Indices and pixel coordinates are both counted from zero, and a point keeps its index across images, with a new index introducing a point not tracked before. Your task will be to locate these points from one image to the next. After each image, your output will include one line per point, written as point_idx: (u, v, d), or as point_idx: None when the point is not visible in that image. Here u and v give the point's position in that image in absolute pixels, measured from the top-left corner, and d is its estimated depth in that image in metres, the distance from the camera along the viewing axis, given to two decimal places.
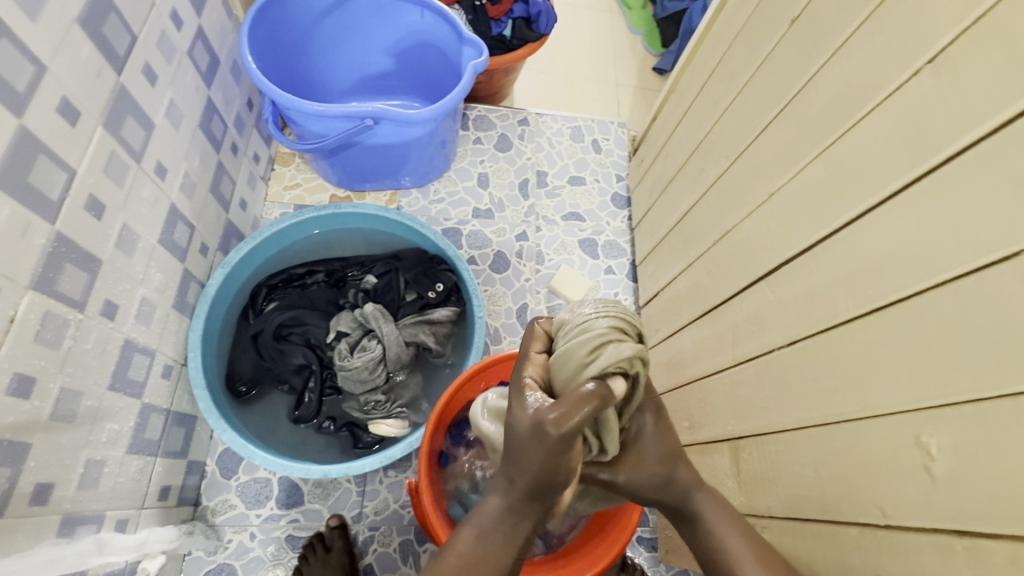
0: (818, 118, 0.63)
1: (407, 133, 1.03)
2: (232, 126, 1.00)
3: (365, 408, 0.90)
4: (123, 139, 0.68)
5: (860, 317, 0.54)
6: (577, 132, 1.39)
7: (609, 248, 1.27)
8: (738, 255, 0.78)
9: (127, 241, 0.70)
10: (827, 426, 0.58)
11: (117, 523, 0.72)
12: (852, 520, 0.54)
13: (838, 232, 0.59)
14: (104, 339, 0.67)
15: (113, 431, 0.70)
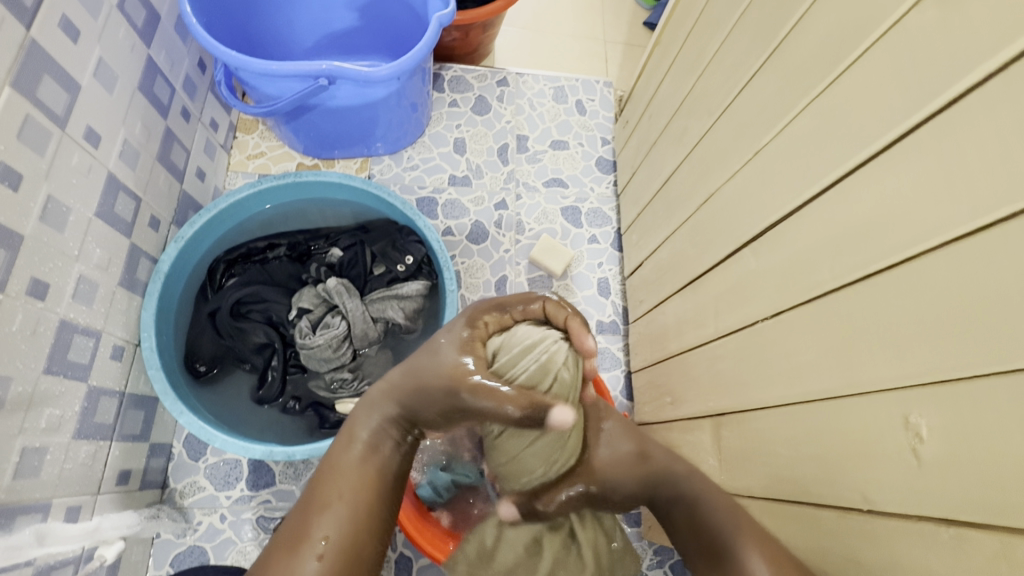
0: (806, 64, 0.56)
1: (369, 94, 0.95)
2: (181, 89, 0.93)
3: (331, 387, 0.88)
4: (41, 101, 0.62)
5: (847, 286, 0.49)
6: (560, 93, 1.31)
7: (594, 216, 1.21)
8: (721, 220, 0.72)
9: (55, 214, 0.65)
10: (808, 404, 0.53)
11: (68, 511, 0.69)
12: (832, 504, 0.50)
13: (825, 191, 0.53)
14: (34, 320, 0.62)
15: (54, 417, 0.66)
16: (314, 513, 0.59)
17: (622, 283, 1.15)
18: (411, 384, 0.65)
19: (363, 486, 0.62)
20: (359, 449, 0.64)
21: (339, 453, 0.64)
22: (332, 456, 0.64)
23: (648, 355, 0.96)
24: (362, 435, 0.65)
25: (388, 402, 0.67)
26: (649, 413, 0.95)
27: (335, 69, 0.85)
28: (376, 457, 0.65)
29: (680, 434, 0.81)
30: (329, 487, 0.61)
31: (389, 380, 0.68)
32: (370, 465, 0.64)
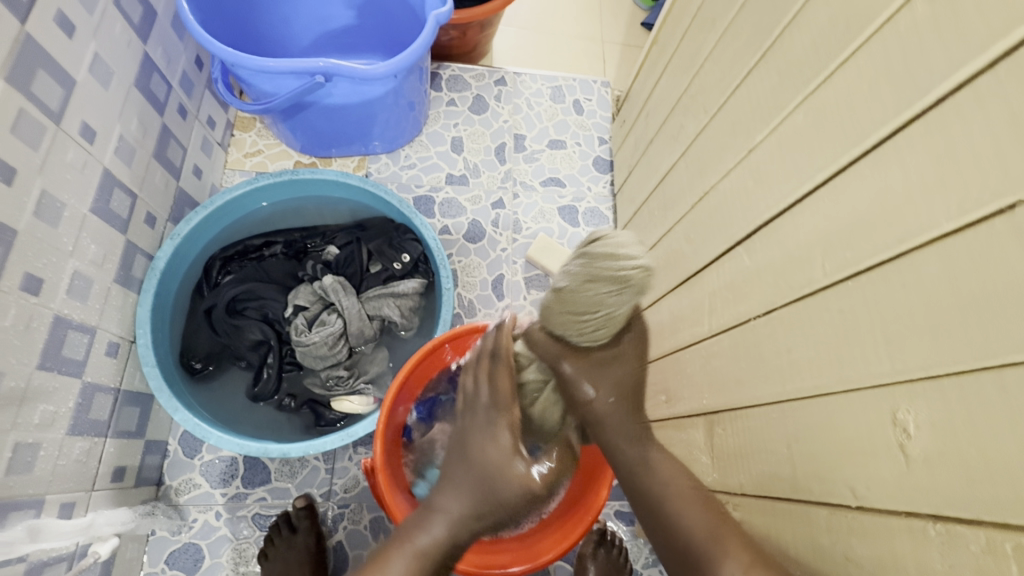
0: (801, 62, 0.56)
1: (366, 92, 0.95)
2: (178, 86, 0.93)
3: (327, 384, 0.87)
4: (35, 96, 0.62)
5: (838, 283, 0.49)
6: (558, 92, 1.31)
7: (590, 215, 1.21)
8: (716, 218, 0.72)
9: (50, 209, 0.65)
10: (801, 401, 0.54)
11: (62, 507, 0.69)
12: (823, 500, 0.50)
13: (818, 189, 0.53)
14: (28, 315, 0.62)
15: (47, 412, 0.66)
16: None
17: None
18: (475, 496, 0.57)
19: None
20: (423, 556, 0.55)
21: (392, 569, 0.53)
22: (382, 571, 0.53)
23: None
24: (431, 539, 0.55)
25: (451, 514, 0.57)
26: None
27: (332, 66, 0.85)
28: (431, 543, 0.55)
29: (674, 432, 0.81)
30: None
31: (454, 486, 0.58)
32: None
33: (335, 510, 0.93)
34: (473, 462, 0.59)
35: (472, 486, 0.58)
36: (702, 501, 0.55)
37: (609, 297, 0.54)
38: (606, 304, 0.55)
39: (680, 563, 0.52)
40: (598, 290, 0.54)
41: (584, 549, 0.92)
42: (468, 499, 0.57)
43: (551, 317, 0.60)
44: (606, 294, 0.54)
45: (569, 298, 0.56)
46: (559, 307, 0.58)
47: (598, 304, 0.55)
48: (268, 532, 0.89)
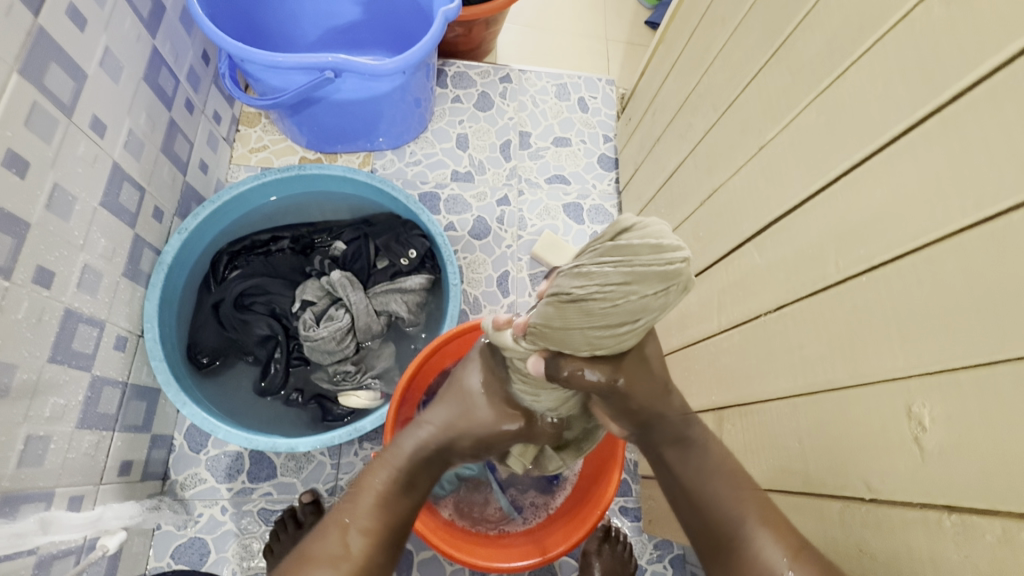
0: (814, 61, 0.57)
1: (374, 88, 0.95)
2: (185, 81, 0.93)
3: (334, 379, 0.88)
4: (48, 89, 0.62)
5: (851, 279, 0.50)
6: (563, 90, 1.31)
7: (595, 213, 1.21)
8: (726, 215, 0.73)
9: (61, 203, 0.65)
10: (812, 396, 0.54)
11: (71, 500, 0.69)
12: (835, 494, 0.51)
13: (831, 186, 0.53)
14: (40, 308, 0.62)
15: (58, 405, 0.66)
16: (336, 531, 0.55)
17: None
18: (452, 417, 0.62)
19: (389, 507, 0.58)
20: (393, 473, 0.59)
21: (376, 471, 0.60)
22: (368, 475, 0.60)
23: None
24: (403, 459, 0.60)
25: (435, 424, 0.62)
26: None
27: (341, 61, 0.85)
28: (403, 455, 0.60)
29: None
30: (359, 506, 0.57)
31: (439, 404, 0.64)
32: (408, 490, 0.59)
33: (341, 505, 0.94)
34: (456, 385, 0.64)
35: (453, 403, 0.63)
36: (754, 492, 0.54)
37: (653, 299, 0.39)
38: (648, 309, 0.41)
39: (709, 538, 0.54)
40: (641, 293, 0.39)
41: (590, 546, 0.92)
42: (449, 416, 0.62)
43: (572, 339, 0.45)
44: (649, 297, 0.39)
45: (601, 312, 0.41)
46: (588, 324, 0.43)
47: (644, 308, 0.40)
48: (273, 526, 0.89)
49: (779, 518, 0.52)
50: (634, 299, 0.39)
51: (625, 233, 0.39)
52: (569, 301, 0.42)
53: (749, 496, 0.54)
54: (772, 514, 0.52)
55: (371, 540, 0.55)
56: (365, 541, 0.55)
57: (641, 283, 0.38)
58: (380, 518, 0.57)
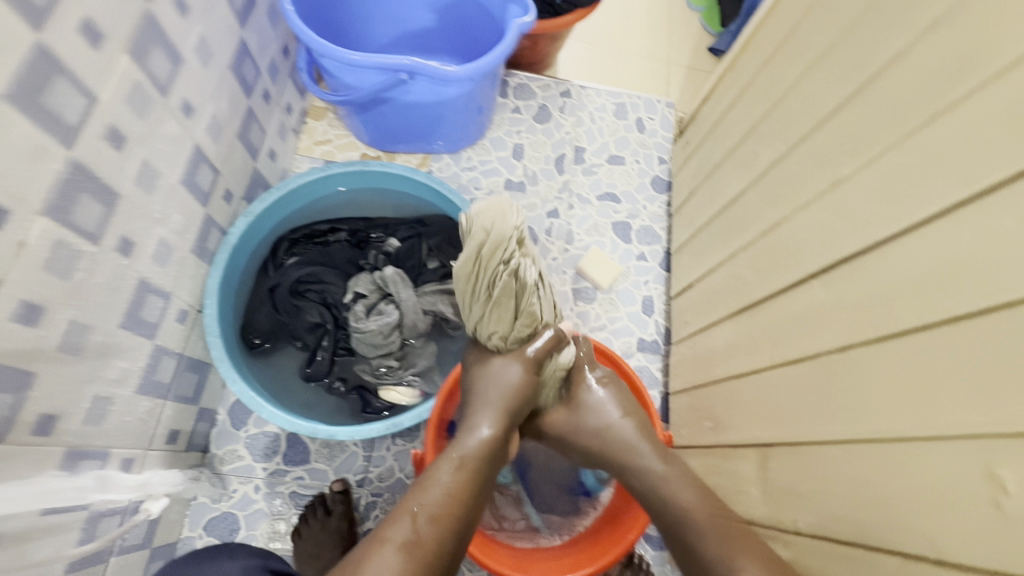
0: (903, 100, 0.56)
1: (442, 93, 0.97)
2: (266, 72, 0.97)
3: (377, 372, 0.89)
4: (150, 70, 0.65)
5: (931, 327, 0.48)
6: (621, 109, 1.32)
7: (644, 233, 1.21)
8: (789, 249, 0.71)
9: (148, 176, 0.68)
10: (873, 443, 0.52)
11: (123, 462, 0.72)
12: (894, 549, 0.49)
13: (916, 228, 0.52)
14: (118, 275, 0.65)
15: (122, 368, 0.69)
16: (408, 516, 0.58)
17: (667, 303, 1.15)
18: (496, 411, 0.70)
19: (445, 527, 0.58)
20: (448, 481, 0.62)
21: (438, 467, 0.63)
22: (430, 473, 0.63)
23: (691, 378, 0.95)
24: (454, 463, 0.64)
25: (484, 426, 0.68)
26: (686, 435, 0.94)
27: (417, 64, 0.87)
28: (458, 467, 0.64)
29: (720, 460, 0.80)
30: (426, 499, 0.60)
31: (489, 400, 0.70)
32: (467, 487, 0.62)
33: (367, 498, 0.95)
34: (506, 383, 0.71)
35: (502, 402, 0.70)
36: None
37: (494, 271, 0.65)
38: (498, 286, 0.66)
39: None
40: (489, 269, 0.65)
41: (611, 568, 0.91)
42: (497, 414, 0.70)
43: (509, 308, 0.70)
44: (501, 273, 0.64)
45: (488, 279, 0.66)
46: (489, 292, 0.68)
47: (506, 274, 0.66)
48: (303, 511, 0.91)
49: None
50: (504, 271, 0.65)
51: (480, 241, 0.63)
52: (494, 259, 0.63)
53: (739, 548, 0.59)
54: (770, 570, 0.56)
55: (439, 531, 0.58)
56: (436, 528, 0.58)
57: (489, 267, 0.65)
58: (443, 510, 0.59)
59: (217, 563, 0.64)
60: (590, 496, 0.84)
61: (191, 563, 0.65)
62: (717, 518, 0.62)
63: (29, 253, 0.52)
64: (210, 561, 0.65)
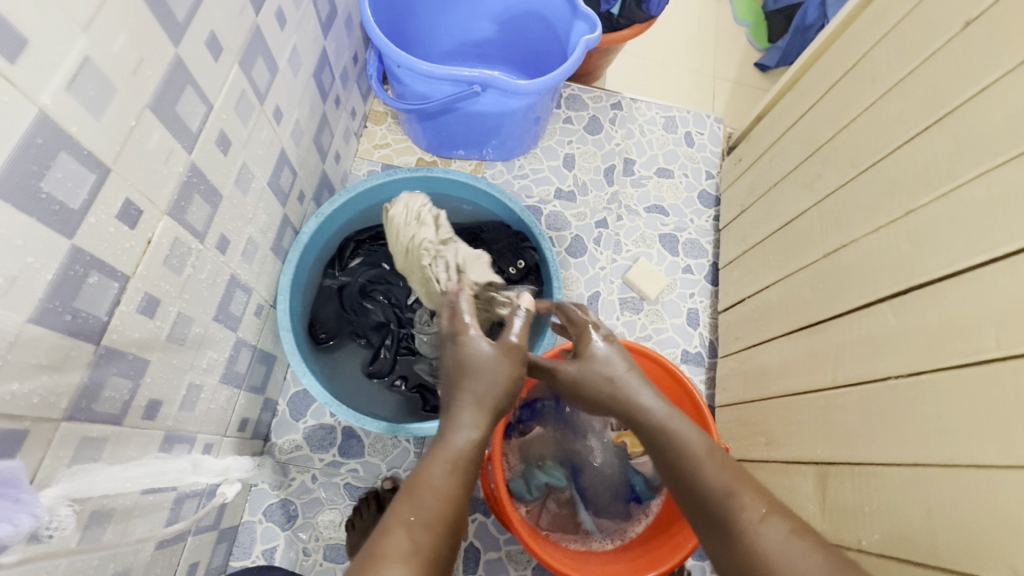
0: (988, 136, 0.57)
1: (507, 104, 1.00)
2: (339, 79, 1.01)
3: (436, 371, 0.92)
4: (253, 79, 0.69)
5: (1014, 358, 0.50)
6: (671, 123, 1.34)
7: (691, 247, 1.22)
8: (855, 272, 0.73)
9: (244, 178, 0.72)
10: (947, 468, 0.54)
11: (205, 447, 0.76)
12: (966, 571, 0.51)
13: (998, 262, 0.53)
14: (216, 271, 0.69)
15: (212, 359, 0.73)
16: (399, 529, 0.44)
17: (712, 317, 1.16)
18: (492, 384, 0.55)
19: (450, 531, 0.47)
20: (443, 478, 0.49)
21: (427, 468, 0.49)
22: (417, 478, 0.49)
23: (741, 393, 0.97)
24: (448, 456, 0.50)
25: (475, 405, 0.54)
26: (733, 449, 0.96)
27: (489, 78, 0.90)
28: (450, 459, 0.50)
29: (773, 475, 0.82)
30: (409, 515, 0.45)
31: (483, 367, 0.56)
32: (455, 479, 0.52)
33: None
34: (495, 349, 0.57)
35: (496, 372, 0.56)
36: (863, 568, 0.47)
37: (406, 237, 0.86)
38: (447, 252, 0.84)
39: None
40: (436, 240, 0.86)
41: None
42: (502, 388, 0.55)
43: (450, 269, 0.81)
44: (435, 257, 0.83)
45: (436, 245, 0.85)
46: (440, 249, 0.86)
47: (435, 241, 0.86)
48: (356, 504, 0.94)
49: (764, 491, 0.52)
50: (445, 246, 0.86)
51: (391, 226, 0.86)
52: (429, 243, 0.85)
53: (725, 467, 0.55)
54: (775, 505, 0.51)
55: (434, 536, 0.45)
56: (434, 533, 0.45)
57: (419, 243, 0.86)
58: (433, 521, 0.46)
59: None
60: (638, 502, 0.87)
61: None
62: (715, 448, 0.57)
63: (155, 250, 0.56)
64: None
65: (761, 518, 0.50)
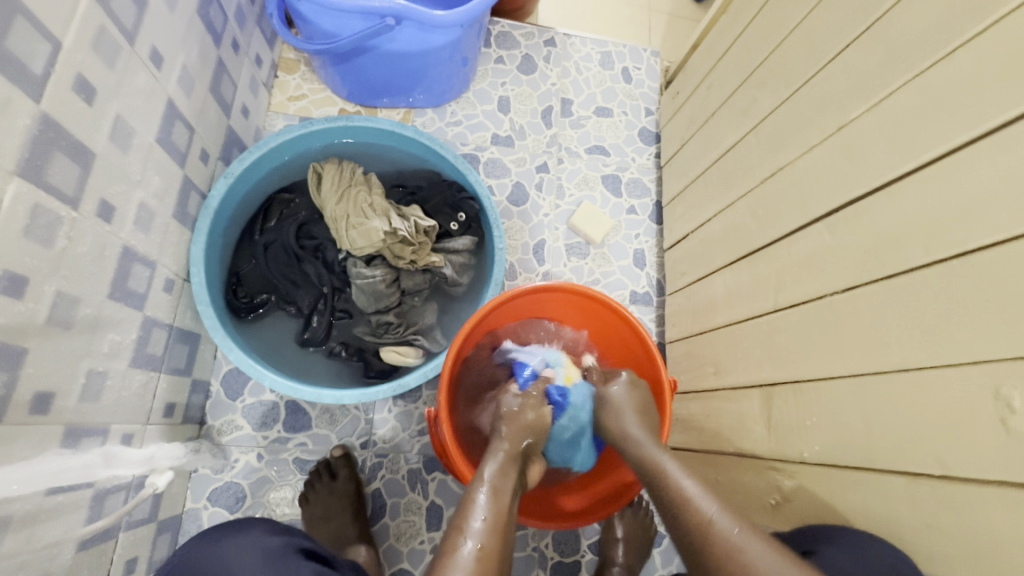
0: (915, 40, 0.56)
1: (428, 41, 0.92)
2: (234, 19, 0.89)
3: (376, 332, 0.87)
4: (113, 13, 0.59)
5: (940, 262, 0.50)
6: (608, 58, 1.28)
7: (634, 186, 1.20)
8: (792, 194, 0.72)
9: (121, 134, 0.63)
10: (879, 375, 0.56)
11: (123, 437, 0.69)
12: (897, 470, 0.53)
13: (923, 168, 0.53)
14: (101, 243, 0.61)
15: (115, 342, 0.65)
16: (456, 532, 0.53)
17: (659, 255, 1.16)
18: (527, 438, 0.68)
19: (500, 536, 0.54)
20: (499, 483, 0.60)
21: (478, 486, 0.59)
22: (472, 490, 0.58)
23: (689, 328, 0.98)
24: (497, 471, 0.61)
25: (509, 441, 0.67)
26: (685, 382, 0.97)
27: (402, 8, 0.81)
28: (501, 468, 0.62)
29: (721, 403, 0.83)
30: (477, 502, 0.56)
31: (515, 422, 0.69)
32: (503, 503, 0.57)
33: (373, 459, 0.95)
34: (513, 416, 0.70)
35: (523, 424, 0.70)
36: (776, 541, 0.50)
37: (329, 199, 0.87)
38: (357, 197, 0.86)
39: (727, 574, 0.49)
40: (347, 193, 0.87)
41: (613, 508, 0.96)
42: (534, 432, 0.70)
43: (372, 200, 0.87)
44: (356, 205, 0.86)
45: (345, 194, 0.87)
46: (351, 201, 0.86)
47: (344, 193, 0.87)
48: (308, 477, 0.91)
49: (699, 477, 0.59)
50: (358, 200, 0.86)
51: (317, 195, 0.89)
52: (340, 198, 0.87)
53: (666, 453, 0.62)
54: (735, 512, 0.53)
55: (493, 533, 0.53)
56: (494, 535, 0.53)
57: (334, 199, 0.87)
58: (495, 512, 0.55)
59: (232, 539, 0.59)
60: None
61: (202, 546, 0.58)
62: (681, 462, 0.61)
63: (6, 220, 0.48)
64: (228, 538, 0.59)
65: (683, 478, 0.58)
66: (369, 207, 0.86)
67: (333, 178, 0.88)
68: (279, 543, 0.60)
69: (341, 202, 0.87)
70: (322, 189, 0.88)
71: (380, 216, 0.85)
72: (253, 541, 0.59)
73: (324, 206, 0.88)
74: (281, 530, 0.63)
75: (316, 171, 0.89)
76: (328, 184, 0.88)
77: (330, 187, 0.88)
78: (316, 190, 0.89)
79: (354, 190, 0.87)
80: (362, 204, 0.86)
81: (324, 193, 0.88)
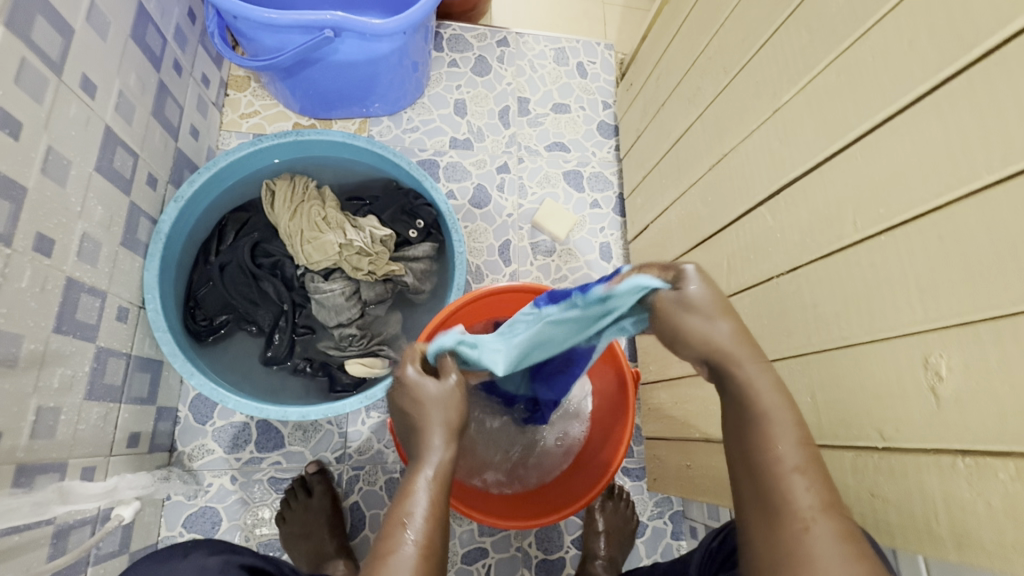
0: (833, 21, 0.57)
1: (373, 50, 0.91)
2: (173, 40, 0.88)
3: (340, 345, 0.87)
4: (35, 44, 0.58)
5: (869, 238, 0.51)
6: (561, 55, 1.28)
7: (596, 180, 1.21)
8: (737, 180, 0.73)
9: (56, 166, 0.62)
10: (825, 352, 0.56)
11: (83, 471, 0.69)
12: (847, 444, 0.54)
13: (849, 147, 0.54)
14: (42, 277, 0.60)
15: (66, 376, 0.65)
16: (393, 532, 0.42)
17: (624, 247, 1.17)
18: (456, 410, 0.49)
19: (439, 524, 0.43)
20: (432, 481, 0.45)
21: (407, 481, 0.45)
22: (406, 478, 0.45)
23: None
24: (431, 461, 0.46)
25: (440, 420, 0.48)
26: (654, 370, 0.98)
27: (340, 19, 0.81)
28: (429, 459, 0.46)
29: (689, 389, 0.84)
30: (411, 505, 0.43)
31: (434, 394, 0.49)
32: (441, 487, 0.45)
33: (349, 473, 0.95)
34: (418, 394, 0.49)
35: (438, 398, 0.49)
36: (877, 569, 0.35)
37: (281, 212, 0.87)
38: (312, 210, 0.86)
39: None
40: (300, 208, 0.87)
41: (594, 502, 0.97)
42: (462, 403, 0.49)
43: (327, 213, 0.87)
44: (310, 218, 0.86)
45: (298, 208, 0.87)
46: (305, 215, 0.86)
47: (298, 207, 0.87)
48: (284, 495, 0.90)
49: (817, 463, 0.39)
50: (313, 214, 0.86)
51: (270, 209, 0.89)
52: (293, 212, 0.86)
53: (793, 436, 0.40)
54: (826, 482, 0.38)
55: (434, 525, 0.43)
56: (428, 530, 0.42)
57: (287, 213, 0.86)
58: (433, 503, 0.43)
59: (172, 562, 0.57)
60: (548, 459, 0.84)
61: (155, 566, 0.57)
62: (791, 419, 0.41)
63: None
64: (168, 562, 0.57)
65: (810, 518, 0.36)
66: (321, 220, 0.86)
67: (286, 192, 0.88)
68: (219, 562, 0.58)
69: (293, 216, 0.86)
70: (274, 203, 0.88)
71: (335, 228, 0.85)
72: (191, 562, 0.57)
73: (277, 220, 0.88)
74: (226, 548, 0.62)
75: (270, 186, 0.89)
76: (281, 197, 0.88)
77: (283, 203, 0.87)
78: (268, 202, 0.89)
79: (306, 205, 0.87)
80: (316, 217, 0.86)
81: (276, 205, 0.88)
